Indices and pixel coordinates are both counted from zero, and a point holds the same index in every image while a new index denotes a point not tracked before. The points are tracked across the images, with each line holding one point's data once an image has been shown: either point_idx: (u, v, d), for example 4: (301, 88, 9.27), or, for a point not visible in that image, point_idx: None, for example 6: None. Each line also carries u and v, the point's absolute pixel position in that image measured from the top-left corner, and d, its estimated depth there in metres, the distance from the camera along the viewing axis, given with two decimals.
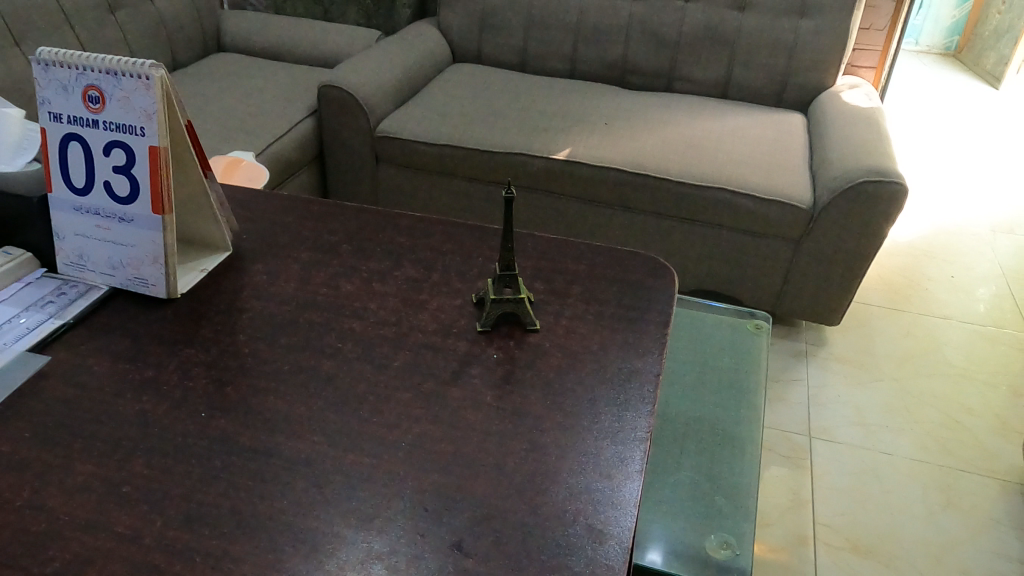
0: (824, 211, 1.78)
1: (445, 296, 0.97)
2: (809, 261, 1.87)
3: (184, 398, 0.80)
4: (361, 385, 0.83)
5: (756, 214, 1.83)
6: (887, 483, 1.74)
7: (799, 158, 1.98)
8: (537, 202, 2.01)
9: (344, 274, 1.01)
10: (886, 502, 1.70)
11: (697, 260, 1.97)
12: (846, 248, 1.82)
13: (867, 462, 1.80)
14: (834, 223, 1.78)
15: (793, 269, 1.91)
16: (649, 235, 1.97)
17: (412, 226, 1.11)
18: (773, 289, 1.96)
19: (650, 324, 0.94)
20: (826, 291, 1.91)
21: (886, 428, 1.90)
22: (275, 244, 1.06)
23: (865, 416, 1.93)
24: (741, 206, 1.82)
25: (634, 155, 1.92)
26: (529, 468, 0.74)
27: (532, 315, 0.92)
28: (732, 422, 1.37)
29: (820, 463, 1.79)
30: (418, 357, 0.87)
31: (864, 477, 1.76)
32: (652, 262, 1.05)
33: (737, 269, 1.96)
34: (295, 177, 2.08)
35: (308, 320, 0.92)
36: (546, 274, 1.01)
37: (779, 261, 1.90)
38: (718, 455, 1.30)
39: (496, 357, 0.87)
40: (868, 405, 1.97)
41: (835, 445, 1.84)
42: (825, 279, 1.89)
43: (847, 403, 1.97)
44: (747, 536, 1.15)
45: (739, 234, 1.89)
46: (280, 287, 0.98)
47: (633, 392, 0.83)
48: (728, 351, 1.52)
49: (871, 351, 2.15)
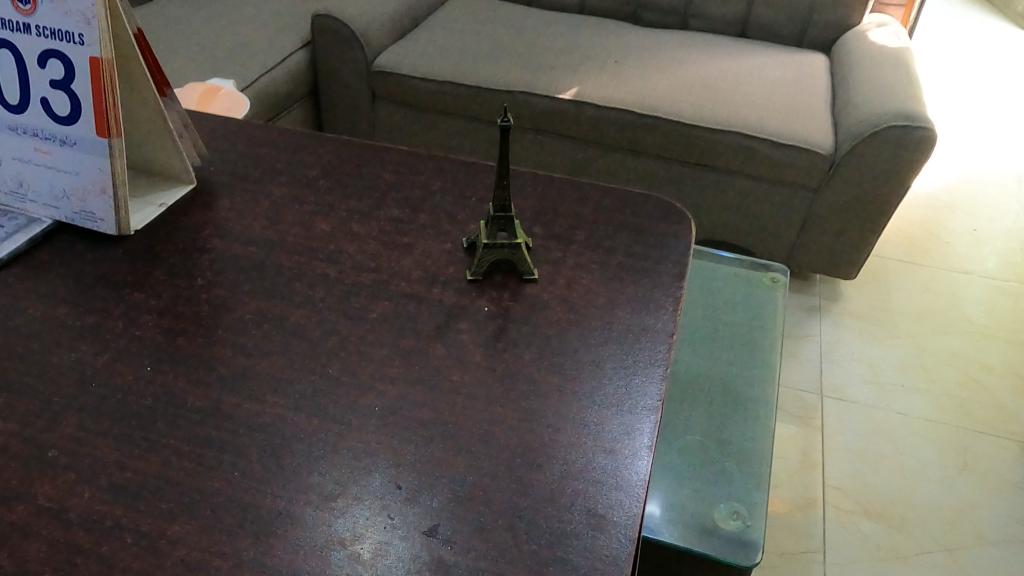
0: (846, 157, 1.65)
1: (433, 240, 0.86)
2: (827, 212, 1.75)
3: (129, 349, 0.70)
4: (332, 339, 0.73)
5: (773, 160, 1.70)
6: (901, 445, 1.66)
7: (822, 100, 1.84)
8: (540, 143, 1.88)
9: (319, 213, 0.89)
10: (900, 464, 1.61)
11: (709, 208, 1.85)
12: (869, 198, 1.69)
13: (881, 423, 1.70)
14: (856, 171, 1.66)
15: (811, 219, 1.78)
16: (659, 181, 1.84)
17: (399, 161, 1.00)
18: (789, 240, 1.84)
19: (661, 276, 0.83)
20: (844, 242, 1.79)
21: (901, 387, 1.80)
22: (244, 178, 0.95)
23: (879, 375, 1.83)
24: (759, 151, 1.70)
25: (645, 94, 1.78)
26: (520, 441, 0.64)
27: (530, 263, 0.81)
28: (744, 382, 1.27)
29: (831, 422, 1.70)
30: (399, 308, 0.76)
31: (877, 438, 1.67)
32: (666, 206, 0.94)
33: (753, 219, 1.83)
34: (288, 112, 1.95)
35: (276, 264, 0.82)
36: (548, 217, 0.90)
37: (795, 212, 1.78)
38: (730, 418, 1.20)
39: (488, 310, 0.77)
40: (883, 363, 1.87)
41: (847, 405, 1.74)
42: (844, 231, 1.77)
43: (861, 361, 1.87)
44: (759, 507, 1.06)
45: (755, 181, 1.76)
46: (247, 226, 0.87)
47: (643, 354, 0.73)
48: (743, 306, 1.42)
49: (887, 307, 2.05)
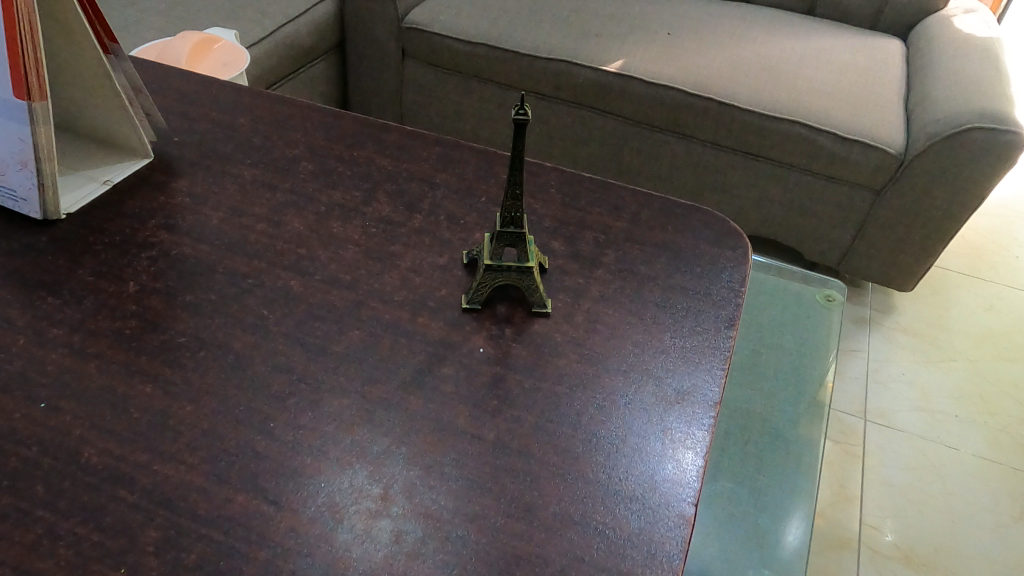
0: (919, 157, 1.38)
1: (427, 250, 0.70)
2: (891, 217, 1.48)
3: (23, 374, 0.56)
4: (282, 381, 0.57)
5: (833, 155, 1.43)
6: (948, 484, 1.38)
7: (899, 92, 1.56)
8: (571, 118, 1.61)
9: (294, 205, 0.73)
10: (947, 504, 1.34)
11: (753, 200, 1.58)
12: (935, 207, 1.43)
13: (930, 457, 1.42)
14: (926, 173, 1.39)
15: (868, 220, 1.51)
16: (701, 169, 1.57)
17: (397, 145, 0.83)
18: (841, 240, 1.56)
19: (704, 318, 0.66)
20: (902, 250, 1.52)
21: (954, 419, 1.50)
22: (212, 154, 0.79)
23: (931, 402, 1.53)
24: (820, 144, 1.43)
25: (701, 72, 1.51)
26: (504, 550, 0.48)
27: (542, 292, 0.65)
28: (788, 424, 1.03)
29: (873, 450, 1.42)
30: (373, 341, 0.61)
31: (923, 473, 1.39)
32: (715, 224, 0.76)
33: (801, 216, 1.56)
34: (313, 66, 1.71)
35: (229, 269, 0.66)
36: (570, 229, 0.74)
37: (853, 213, 1.51)
38: (766, 461, 0.98)
39: (483, 351, 0.61)
40: (934, 389, 1.57)
41: (894, 433, 1.45)
42: (905, 237, 1.50)
43: (911, 384, 1.56)
44: (788, 536, 0.89)
45: (812, 177, 1.49)
46: (205, 217, 0.71)
47: (676, 432, 0.57)
48: (798, 331, 1.14)
49: (946, 323, 1.74)
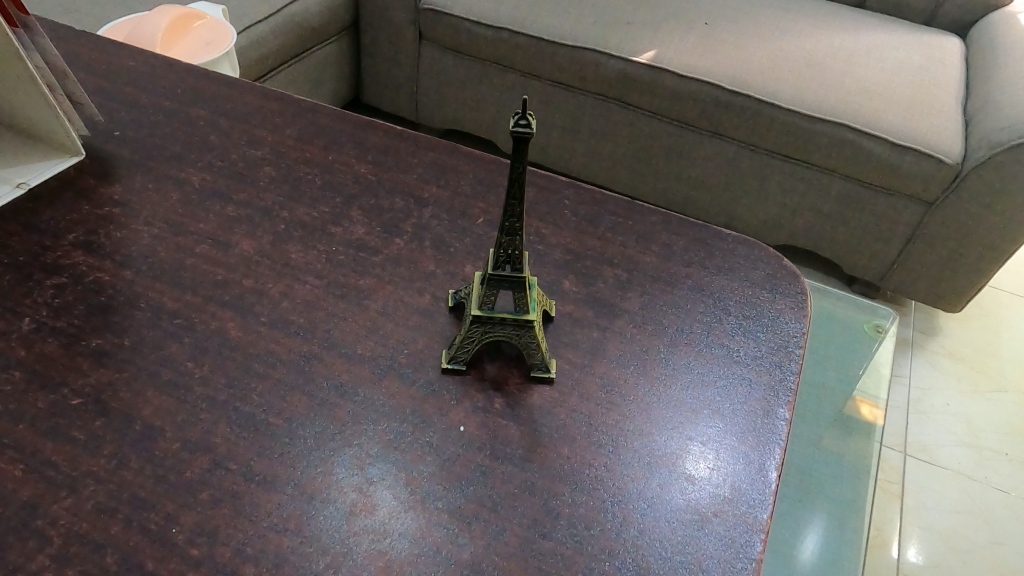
0: (978, 169, 1.10)
1: (404, 286, 0.56)
2: (944, 235, 1.20)
3: None
4: (197, 465, 0.44)
5: (885, 164, 1.15)
6: (1001, 535, 1.04)
7: (969, 86, 1.27)
8: (578, 108, 1.35)
9: (247, 221, 0.60)
10: (1000, 564, 1.00)
11: (782, 203, 1.30)
12: (999, 228, 1.14)
13: (976, 501, 1.08)
14: (988, 185, 1.10)
15: (919, 232, 1.22)
16: (729, 170, 1.31)
17: (381, 149, 0.69)
18: (884, 257, 1.28)
19: (752, 395, 0.51)
20: (952, 272, 1.23)
21: (1008, 459, 1.14)
22: (156, 152, 0.65)
23: (978, 437, 1.17)
24: (869, 151, 1.15)
25: (740, 63, 1.23)
26: None
27: (546, 352, 0.51)
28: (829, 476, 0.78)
29: (911, 487, 1.08)
30: (325, 408, 0.47)
31: (970, 519, 1.05)
32: (767, 265, 0.61)
33: (838, 227, 1.29)
34: (326, 46, 1.42)
35: (154, 303, 0.53)
36: (584, 263, 0.59)
37: (901, 226, 1.23)
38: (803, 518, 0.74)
39: (462, 430, 0.47)
40: (983, 422, 1.19)
41: (935, 472, 1.11)
42: (957, 257, 1.21)
43: (955, 416, 1.20)
44: (804, 551, 0.71)
45: (860, 186, 1.21)
46: (134, 234, 0.58)
47: (711, 559, 0.42)
48: (846, 376, 0.84)
49: (1002, 347, 1.33)
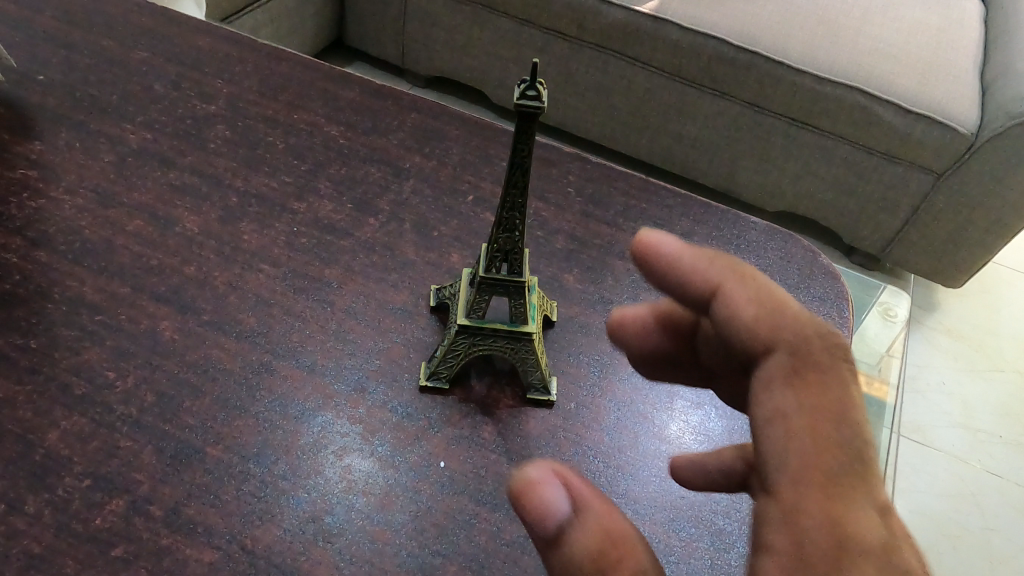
0: (994, 141, 0.98)
1: (380, 280, 0.47)
2: (950, 209, 1.07)
3: None
4: (110, 510, 0.35)
5: (897, 132, 1.02)
6: (993, 522, 0.89)
7: (994, 44, 1.15)
8: (569, 61, 1.21)
9: (192, 191, 0.50)
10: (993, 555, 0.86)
11: (783, 171, 1.17)
12: (1007, 205, 1.02)
13: (969, 484, 0.93)
14: (1004, 160, 0.98)
15: (924, 206, 1.09)
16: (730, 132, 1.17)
17: (357, 107, 0.59)
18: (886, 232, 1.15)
19: None
20: (953, 250, 1.11)
21: (1007, 442, 0.99)
22: (87, 103, 0.55)
23: (974, 417, 1.01)
24: (878, 117, 1.02)
25: (749, 14, 1.09)
26: None
27: (547, 370, 0.42)
28: None
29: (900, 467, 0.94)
30: (275, 436, 0.39)
31: (961, 502, 0.91)
32: (798, 263, 0.52)
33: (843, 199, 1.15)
34: None
35: (72, 295, 0.43)
36: (589, 253, 0.51)
37: (907, 199, 1.09)
38: None
39: (441, 467, 0.39)
40: (979, 403, 1.03)
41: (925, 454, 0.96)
42: (959, 234, 1.09)
43: (950, 395, 1.04)
44: None
45: (869, 154, 1.07)
46: (53, 205, 0.48)
47: None
48: None
49: (1002, 324, 1.16)
